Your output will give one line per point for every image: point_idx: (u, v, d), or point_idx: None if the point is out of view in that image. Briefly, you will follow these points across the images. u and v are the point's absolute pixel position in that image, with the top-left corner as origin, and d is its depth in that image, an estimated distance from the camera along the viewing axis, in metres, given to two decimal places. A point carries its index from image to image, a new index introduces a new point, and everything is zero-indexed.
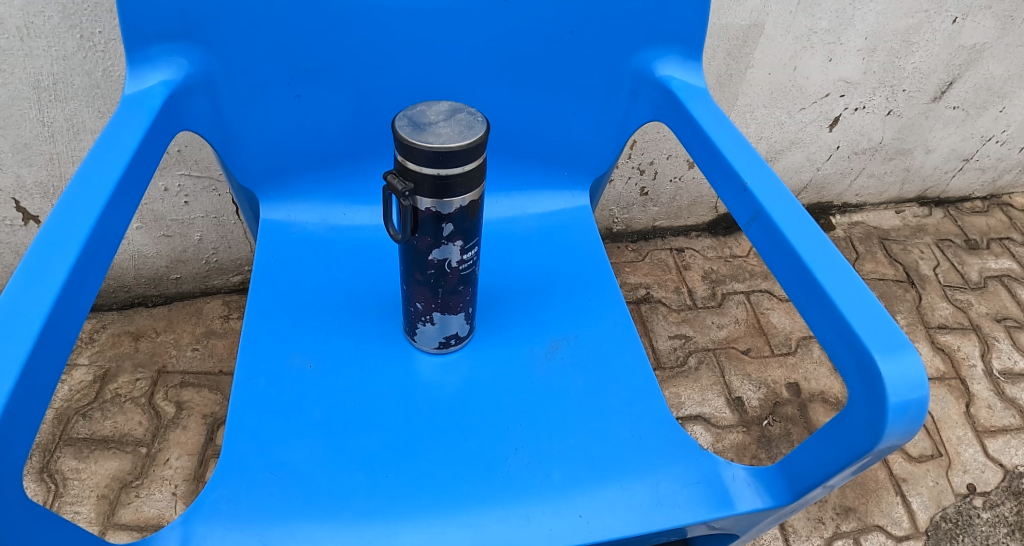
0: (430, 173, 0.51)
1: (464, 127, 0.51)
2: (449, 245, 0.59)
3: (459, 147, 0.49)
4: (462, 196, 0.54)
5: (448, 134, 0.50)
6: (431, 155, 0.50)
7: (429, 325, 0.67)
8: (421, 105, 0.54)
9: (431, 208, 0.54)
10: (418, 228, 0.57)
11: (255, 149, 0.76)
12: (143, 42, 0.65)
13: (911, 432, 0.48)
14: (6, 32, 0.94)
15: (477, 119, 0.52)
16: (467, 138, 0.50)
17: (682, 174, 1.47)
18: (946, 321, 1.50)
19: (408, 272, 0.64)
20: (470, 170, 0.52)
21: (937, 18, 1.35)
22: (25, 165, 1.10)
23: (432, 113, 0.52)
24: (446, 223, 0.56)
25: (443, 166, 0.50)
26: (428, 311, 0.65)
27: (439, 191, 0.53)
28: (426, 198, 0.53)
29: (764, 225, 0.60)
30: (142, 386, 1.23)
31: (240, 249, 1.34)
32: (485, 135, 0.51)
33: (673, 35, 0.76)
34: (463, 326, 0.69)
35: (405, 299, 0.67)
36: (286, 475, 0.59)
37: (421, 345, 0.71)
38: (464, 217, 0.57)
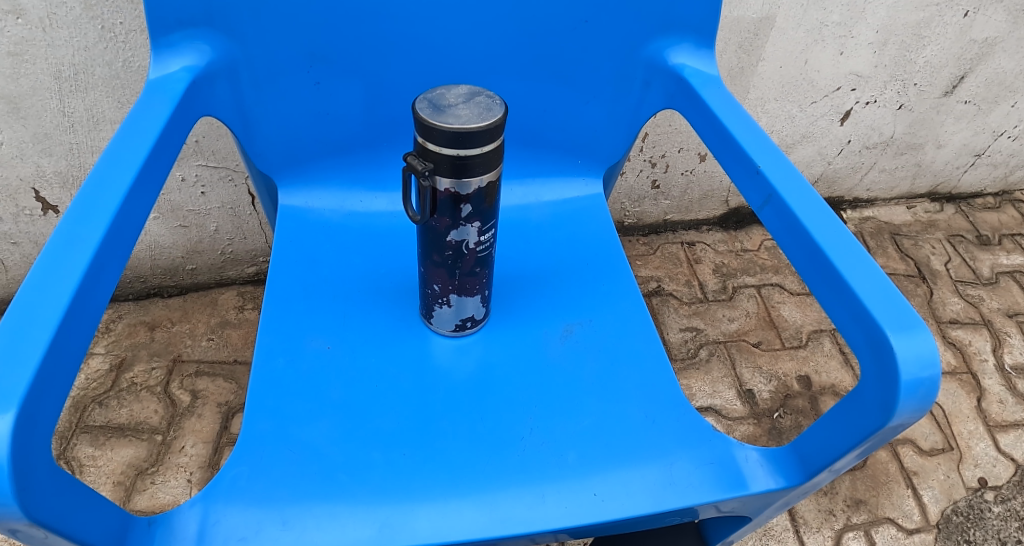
0: (449, 153, 0.52)
1: (483, 109, 0.52)
2: (466, 227, 0.60)
3: (478, 128, 0.50)
4: (480, 177, 0.55)
5: (468, 115, 0.51)
6: (451, 135, 0.51)
7: (446, 307, 0.68)
8: (440, 88, 0.55)
9: (450, 189, 0.55)
10: (437, 209, 0.58)
11: (274, 135, 0.77)
12: (167, 29, 0.67)
13: (923, 410, 0.49)
14: (28, 23, 0.96)
15: (496, 102, 0.53)
16: (486, 119, 0.51)
17: (693, 168, 1.47)
18: (957, 316, 1.50)
19: (425, 255, 0.65)
20: (488, 151, 0.53)
21: (949, 12, 1.35)
22: (45, 155, 1.12)
23: (452, 96, 0.53)
24: (464, 205, 0.57)
25: (463, 146, 0.51)
26: (445, 293, 0.66)
27: (458, 171, 0.54)
28: (445, 179, 0.54)
29: (777, 208, 0.60)
30: (157, 375, 1.25)
31: (255, 240, 1.36)
32: (503, 117, 0.52)
33: (686, 24, 0.77)
34: (478, 309, 0.70)
35: (422, 282, 0.69)
36: (305, 453, 0.60)
37: (437, 328, 0.72)
38: (482, 200, 0.58)
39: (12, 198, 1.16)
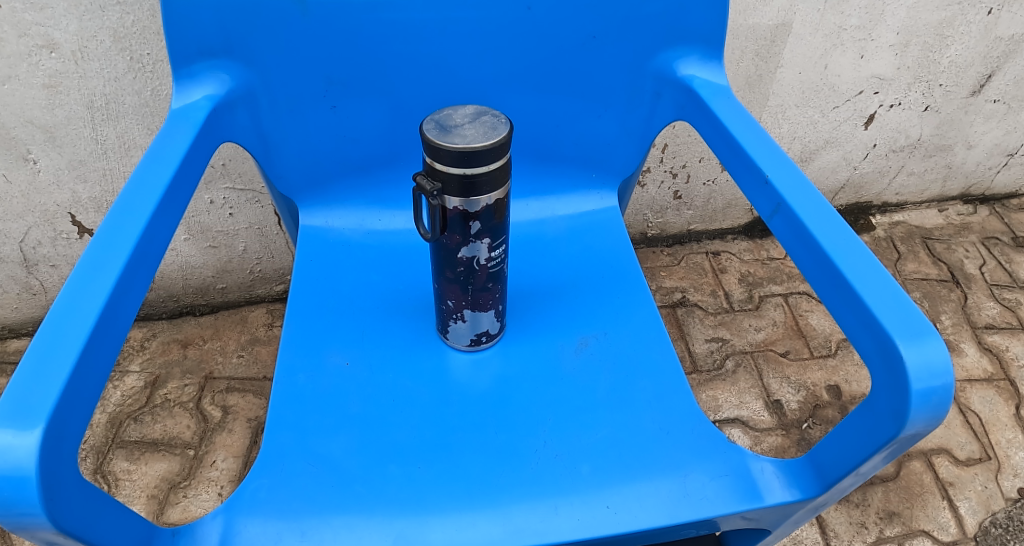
0: (457, 173, 0.53)
1: (488, 128, 0.53)
2: (477, 244, 0.61)
3: (483, 147, 0.51)
4: (489, 194, 0.56)
5: (473, 135, 0.52)
6: (457, 155, 0.52)
7: (461, 323, 0.69)
8: (447, 109, 0.56)
9: (459, 207, 0.57)
10: (447, 227, 0.59)
11: (294, 158, 0.80)
12: (188, 59, 0.70)
13: (937, 419, 0.48)
14: (62, 56, 1.01)
15: (501, 120, 0.54)
16: (492, 138, 0.52)
17: (715, 177, 1.46)
18: (993, 321, 1.46)
19: (439, 271, 0.66)
20: (495, 169, 0.54)
21: (971, 10, 1.33)
22: (80, 181, 1.17)
23: (458, 116, 0.55)
24: (474, 222, 0.58)
25: (469, 165, 0.53)
26: (459, 309, 0.67)
27: (466, 190, 0.55)
28: (454, 197, 0.56)
29: (786, 218, 0.60)
30: (190, 391, 1.29)
31: (283, 259, 1.39)
32: (507, 136, 0.53)
33: (694, 35, 0.77)
34: (494, 323, 0.71)
35: (437, 298, 0.70)
36: (323, 467, 0.62)
37: (453, 343, 0.73)
38: (491, 216, 0.59)
39: (50, 223, 1.22)
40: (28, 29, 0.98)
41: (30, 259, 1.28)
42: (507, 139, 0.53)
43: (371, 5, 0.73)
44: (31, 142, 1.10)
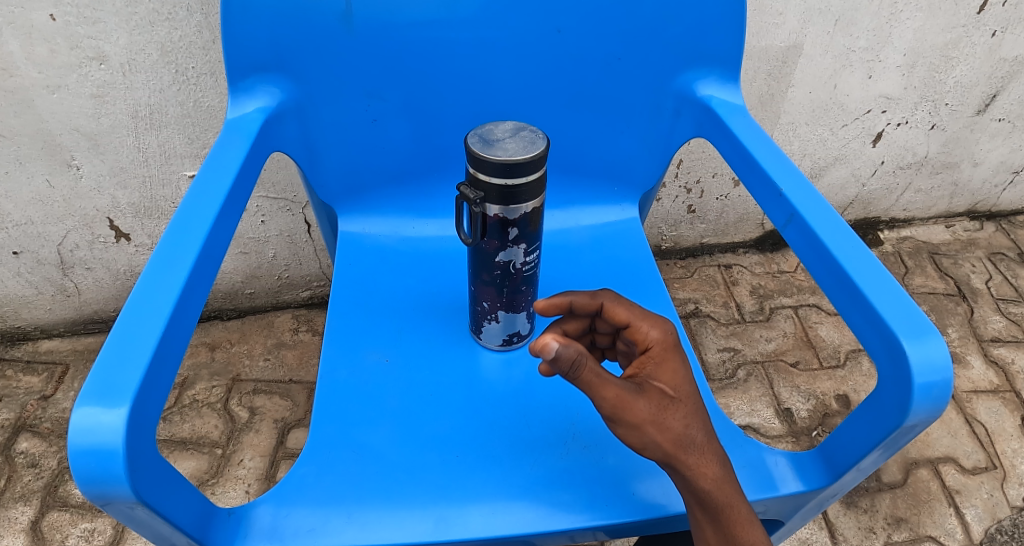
0: (498, 183, 0.58)
1: (527, 142, 0.58)
2: (514, 249, 0.66)
3: (523, 159, 0.57)
4: (526, 203, 0.61)
5: (514, 148, 0.57)
6: (499, 166, 0.57)
7: (494, 323, 0.74)
8: (489, 124, 0.61)
9: (498, 214, 0.61)
10: (486, 232, 0.64)
11: (335, 167, 0.85)
12: (242, 74, 0.75)
13: (938, 410, 0.52)
14: (111, 68, 1.07)
15: (539, 135, 0.59)
16: (532, 151, 0.57)
17: (728, 192, 1.51)
18: (999, 334, 1.49)
19: (477, 274, 0.71)
20: (533, 180, 0.59)
21: (976, 33, 1.37)
22: (121, 187, 1.23)
23: (500, 131, 0.60)
24: (512, 228, 0.63)
25: (510, 176, 0.58)
26: (494, 310, 0.72)
27: (506, 199, 0.60)
28: (494, 205, 0.61)
29: (800, 227, 0.65)
30: (217, 393, 1.33)
31: (311, 266, 1.45)
32: (545, 149, 0.57)
33: (712, 57, 0.82)
34: (524, 324, 0.76)
35: (472, 299, 0.74)
36: (367, 454, 0.66)
37: (486, 343, 0.77)
38: (527, 223, 0.64)
39: (89, 227, 1.28)
40: (80, 42, 1.04)
41: (66, 262, 1.34)
42: (545, 152, 0.57)
43: (410, 24, 0.78)
44: (76, 149, 1.16)
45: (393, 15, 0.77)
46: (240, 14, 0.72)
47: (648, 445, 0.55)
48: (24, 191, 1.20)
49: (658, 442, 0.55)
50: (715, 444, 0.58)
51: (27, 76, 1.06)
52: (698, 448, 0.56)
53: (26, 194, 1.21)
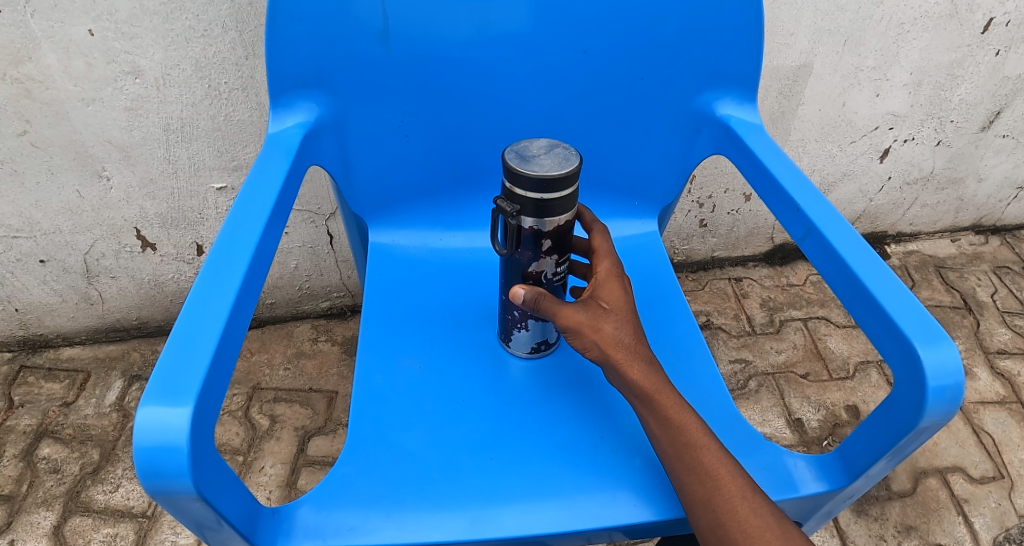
0: (534, 197, 0.62)
1: (561, 159, 0.62)
2: (545, 260, 0.69)
3: (559, 175, 0.60)
4: (559, 216, 0.64)
5: (550, 165, 0.61)
6: (536, 182, 0.60)
7: (524, 331, 0.77)
8: (523, 140, 0.65)
9: (532, 227, 0.65)
10: (520, 244, 0.67)
11: (368, 180, 0.89)
12: (284, 90, 0.79)
13: (951, 412, 0.56)
14: (146, 83, 1.11)
15: (572, 152, 0.63)
16: (566, 168, 0.60)
17: (739, 207, 1.55)
18: (1005, 346, 1.52)
19: (508, 284, 0.74)
20: (567, 195, 0.62)
21: (980, 52, 1.41)
22: (149, 198, 1.27)
23: (534, 147, 0.63)
24: (544, 240, 0.67)
25: (546, 191, 0.61)
26: (524, 318, 0.75)
27: (540, 212, 0.63)
28: (529, 218, 0.64)
29: (817, 240, 0.68)
30: (239, 400, 1.36)
31: (331, 277, 1.48)
32: (577, 165, 0.61)
33: (730, 78, 0.86)
34: (552, 332, 0.79)
35: (502, 309, 0.78)
36: (403, 455, 0.69)
37: (514, 350, 0.80)
38: (559, 235, 0.67)
39: (116, 236, 1.32)
40: (116, 57, 1.08)
41: (92, 270, 1.37)
42: (577, 168, 0.61)
43: (443, 45, 0.82)
44: (107, 160, 1.20)
45: (427, 36, 0.81)
46: (284, 35, 0.76)
47: (587, 345, 0.67)
48: (55, 201, 1.24)
49: (595, 341, 0.66)
50: (644, 346, 0.68)
51: (64, 89, 1.10)
52: (625, 348, 0.66)
53: (57, 204, 1.24)
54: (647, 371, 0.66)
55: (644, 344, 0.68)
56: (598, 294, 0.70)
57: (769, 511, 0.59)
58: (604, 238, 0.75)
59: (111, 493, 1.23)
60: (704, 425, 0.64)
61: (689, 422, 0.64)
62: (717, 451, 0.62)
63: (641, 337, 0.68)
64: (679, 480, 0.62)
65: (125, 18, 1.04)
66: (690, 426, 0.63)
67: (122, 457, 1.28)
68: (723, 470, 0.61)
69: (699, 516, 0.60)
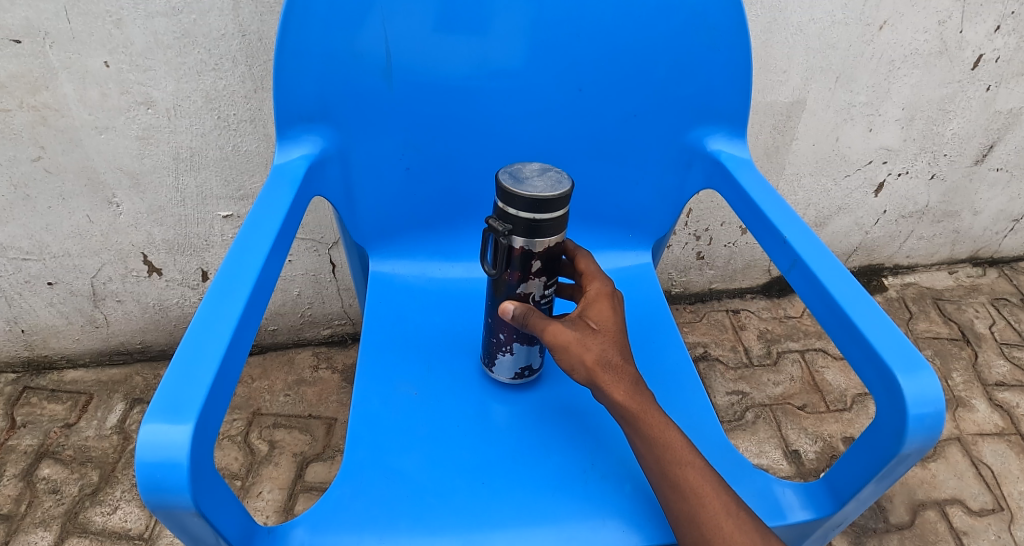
0: (526, 216, 0.64)
1: (553, 182, 0.64)
2: (533, 281, 0.70)
3: (551, 196, 0.62)
4: (549, 238, 0.66)
5: (542, 187, 0.63)
6: (529, 201, 0.62)
7: (508, 355, 0.78)
8: (517, 163, 0.67)
9: (522, 246, 0.67)
10: (509, 263, 0.69)
11: (370, 210, 0.92)
12: (290, 123, 0.82)
13: (931, 438, 0.58)
14: (158, 112, 1.15)
15: (564, 176, 0.65)
16: (558, 190, 0.63)
17: (736, 240, 1.57)
18: (1004, 378, 1.52)
19: (496, 305, 0.75)
20: (557, 217, 0.65)
21: (971, 87, 1.44)
22: (157, 225, 1.30)
23: (527, 170, 0.66)
24: (534, 261, 0.68)
25: (538, 211, 0.63)
26: (509, 342, 0.76)
27: (531, 232, 0.65)
28: (520, 238, 0.66)
29: (803, 273, 0.70)
30: (238, 425, 1.38)
31: (333, 305, 1.50)
32: (570, 188, 0.63)
33: (721, 114, 0.88)
34: (536, 360, 0.79)
35: (488, 332, 0.78)
36: (399, 479, 0.71)
37: (497, 376, 0.81)
38: (548, 257, 0.69)
39: (123, 261, 1.35)
40: (130, 87, 1.11)
41: (98, 294, 1.40)
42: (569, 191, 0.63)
43: (444, 80, 0.85)
44: (117, 187, 1.23)
45: (429, 71, 0.84)
46: (292, 71, 0.79)
47: (575, 365, 0.68)
48: (64, 225, 1.27)
49: (582, 358, 0.67)
50: (631, 368, 0.68)
51: (78, 117, 1.13)
52: (613, 368, 0.67)
53: (66, 228, 1.27)
54: (632, 391, 0.67)
55: (631, 363, 0.69)
56: (586, 313, 0.70)
57: (753, 527, 0.61)
58: (589, 258, 0.75)
59: (108, 515, 1.23)
60: (689, 442, 0.66)
61: (675, 440, 0.65)
62: (702, 469, 0.64)
63: (628, 357, 0.69)
64: (666, 497, 0.64)
65: (139, 51, 1.08)
66: (675, 444, 0.65)
67: (121, 480, 1.29)
68: (708, 488, 0.63)
69: (686, 532, 0.62)
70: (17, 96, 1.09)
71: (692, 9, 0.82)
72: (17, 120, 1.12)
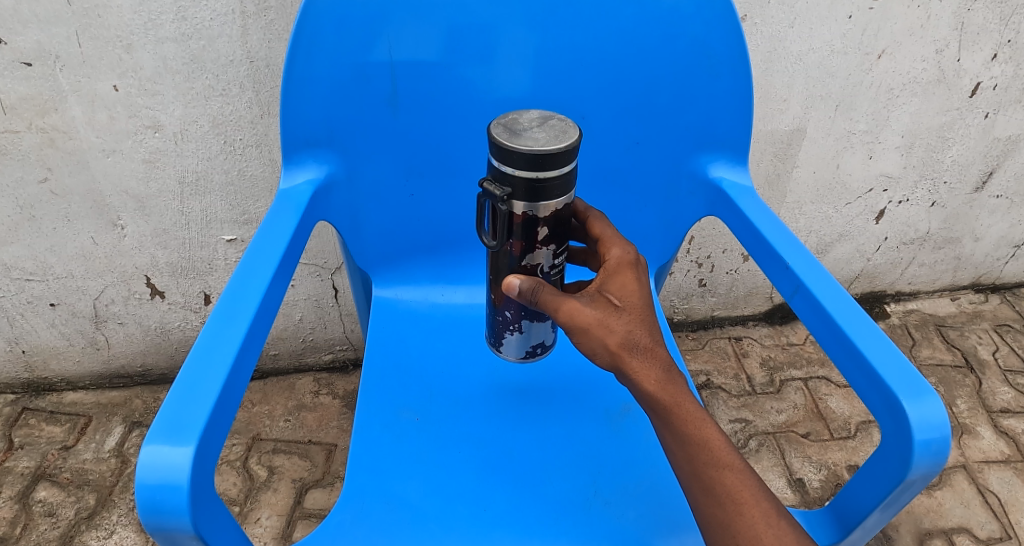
0: (528, 174, 0.61)
1: (555, 133, 0.61)
2: (540, 249, 0.70)
3: (553, 149, 0.60)
4: (554, 196, 0.64)
5: (544, 139, 0.60)
6: (529, 157, 0.60)
7: (516, 334, 0.80)
8: (513, 116, 0.64)
9: (525, 211, 0.65)
10: (512, 233, 0.68)
11: (374, 235, 0.92)
12: (297, 148, 0.83)
13: (937, 464, 0.57)
14: (165, 137, 1.16)
15: (564, 125, 0.63)
16: (562, 140, 0.60)
17: (738, 267, 1.57)
18: (1008, 405, 1.51)
19: (501, 280, 0.74)
20: (562, 170, 0.62)
21: (969, 115, 1.45)
22: (161, 248, 1.31)
23: (525, 124, 0.63)
24: (541, 227, 0.67)
25: (540, 167, 0.61)
26: (517, 319, 0.78)
27: (534, 191, 0.63)
28: (522, 201, 0.64)
29: (806, 298, 0.70)
30: (238, 450, 1.37)
31: (335, 330, 1.50)
32: (576, 137, 0.61)
33: (723, 142, 0.89)
34: (546, 335, 0.81)
35: (494, 310, 0.80)
36: (400, 506, 0.70)
37: (506, 355, 0.83)
38: (554, 222, 0.68)
39: (126, 283, 1.35)
40: (138, 111, 1.13)
41: (101, 316, 1.40)
42: (576, 141, 0.61)
43: (449, 107, 0.87)
44: (123, 210, 1.24)
45: (434, 98, 0.86)
46: (299, 97, 0.80)
47: (597, 349, 0.67)
48: (69, 247, 1.28)
49: (605, 343, 0.66)
50: (663, 352, 0.67)
51: (86, 140, 1.15)
52: (642, 352, 0.66)
53: (71, 249, 1.28)
54: (664, 380, 0.66)
55: (663, 345, 0.67)
56: (607, 286, 0.69)
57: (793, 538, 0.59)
58: (603, 223, 0.75)
59: (104, 539, 1.22)
60: (729, 442, 0.64)
61: (714, 439, 0.63)
62: (741, 472, 0.62)
63: (660, 338, 0.68)
64: (698, 499, 0.62)
65: (148, 76, 1.10)
66: (715, 442, 0.63)
67: (118, 503, 1.27)
68: (747, 494, 0.61)
69: (717, 535, 0.61)
70: (26, 117, 1.11)
71: (694, 38, 0.84)
72: (25, 141, 1.13)
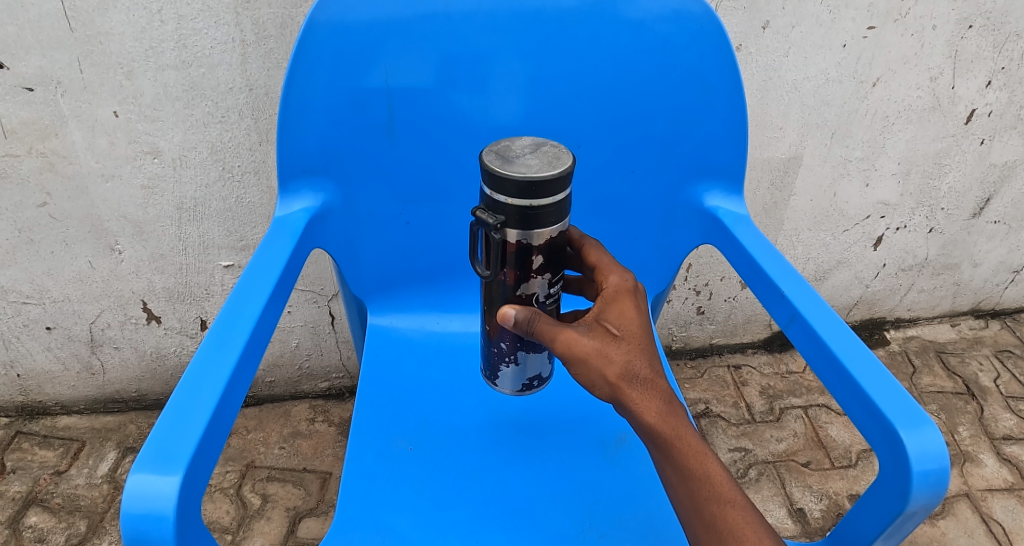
0: (523, 199, 0.60)
1: (552, 160, 0.61)
2: (535, 279, 0.70)
3: (548, 174, 0.59)
4: (548, 224, 0.64)
5: (539, 165, 0.60)
6: (524, 183, 0.59)
7: (511, 366, 0.79)
8: (508, 143, 0.64)
9: (519, 239, 0.64)
10: (506, 263, 0.68)
11: (369, 262, 0.92)
12: (293, 176, 0.83)
13: (937, 496, 0.56)
14: (164, 163, 1.17)
15: (560, 151, 0.62)
16: (557, 167, 0.60)
17: (736, 295, 1.57)
18: (1011, 432, 1.50)
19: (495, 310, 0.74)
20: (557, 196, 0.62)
21: (965, 141, 1.46)
22: (157, 272, 1.30)
23: (521, 151, 0.63)
24: (535, 256, 0.67)
25: (535, 193, 0.60)
26: (512, 351, 0.77)
27: (527, 217, 0.62)
28: (515, 229, 0.64)
29: (802, 328, 0.69)
30: (231, 478, 1.35)
31: (331, 357, 1.49)
32: (569, 164, 0.61)
33: (719, 171, 0.90)
34: (542, 368, 0.80)
35: (489, 341, 0.79)
36: (392, 538, 0.69)
37: (501, 388, 0.82)
38: (549, 252, 0.67)
39: (123, 307, 1.35)
40: (137, 137, 1.13)
41: (96, 341, 1.39)
42: (569, 167, 0.61)
43: (445, 135, 0.87)
44: (121, 234, 1.24)
45: (430, 126, 0.86)
46: (296, 125, 0.81)
47: (595, 380, 0.66)
48: (66, 271, 1.27)
49: (603, 373, 0.65)
50: (664, 383, 0.66)
51: (85, 165, 1.15)
52: (642, 383, 0.65)
53: (67, 273, 1.28)
54: (665, 412, 0.65)
55: (663, 378, 0.67)
56: (604, 316, 0.68)
57: None
58: (600, 251, 0.73)
59: None
60: (731, 477, 0.63)
61: (717, 474, 0.62)
62: (744, 509, 0.61)
63: (660, 370, 0.67)
64: (698, 534, 0.62)
65: (148, 102, 1.10)
66: (717, 478, 0.62)
67: (109, 531, 1.25)
68: (750, 532, 0.60)
69: None
70: (26, 141, 1.11)
71: (689, 67, 0.84)
72: (24, 165, 1.14)
